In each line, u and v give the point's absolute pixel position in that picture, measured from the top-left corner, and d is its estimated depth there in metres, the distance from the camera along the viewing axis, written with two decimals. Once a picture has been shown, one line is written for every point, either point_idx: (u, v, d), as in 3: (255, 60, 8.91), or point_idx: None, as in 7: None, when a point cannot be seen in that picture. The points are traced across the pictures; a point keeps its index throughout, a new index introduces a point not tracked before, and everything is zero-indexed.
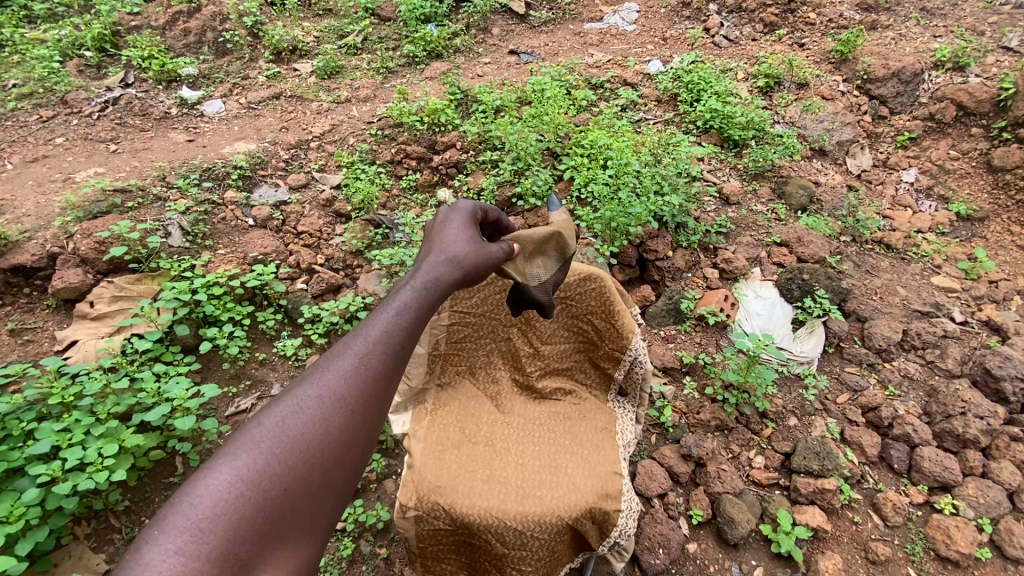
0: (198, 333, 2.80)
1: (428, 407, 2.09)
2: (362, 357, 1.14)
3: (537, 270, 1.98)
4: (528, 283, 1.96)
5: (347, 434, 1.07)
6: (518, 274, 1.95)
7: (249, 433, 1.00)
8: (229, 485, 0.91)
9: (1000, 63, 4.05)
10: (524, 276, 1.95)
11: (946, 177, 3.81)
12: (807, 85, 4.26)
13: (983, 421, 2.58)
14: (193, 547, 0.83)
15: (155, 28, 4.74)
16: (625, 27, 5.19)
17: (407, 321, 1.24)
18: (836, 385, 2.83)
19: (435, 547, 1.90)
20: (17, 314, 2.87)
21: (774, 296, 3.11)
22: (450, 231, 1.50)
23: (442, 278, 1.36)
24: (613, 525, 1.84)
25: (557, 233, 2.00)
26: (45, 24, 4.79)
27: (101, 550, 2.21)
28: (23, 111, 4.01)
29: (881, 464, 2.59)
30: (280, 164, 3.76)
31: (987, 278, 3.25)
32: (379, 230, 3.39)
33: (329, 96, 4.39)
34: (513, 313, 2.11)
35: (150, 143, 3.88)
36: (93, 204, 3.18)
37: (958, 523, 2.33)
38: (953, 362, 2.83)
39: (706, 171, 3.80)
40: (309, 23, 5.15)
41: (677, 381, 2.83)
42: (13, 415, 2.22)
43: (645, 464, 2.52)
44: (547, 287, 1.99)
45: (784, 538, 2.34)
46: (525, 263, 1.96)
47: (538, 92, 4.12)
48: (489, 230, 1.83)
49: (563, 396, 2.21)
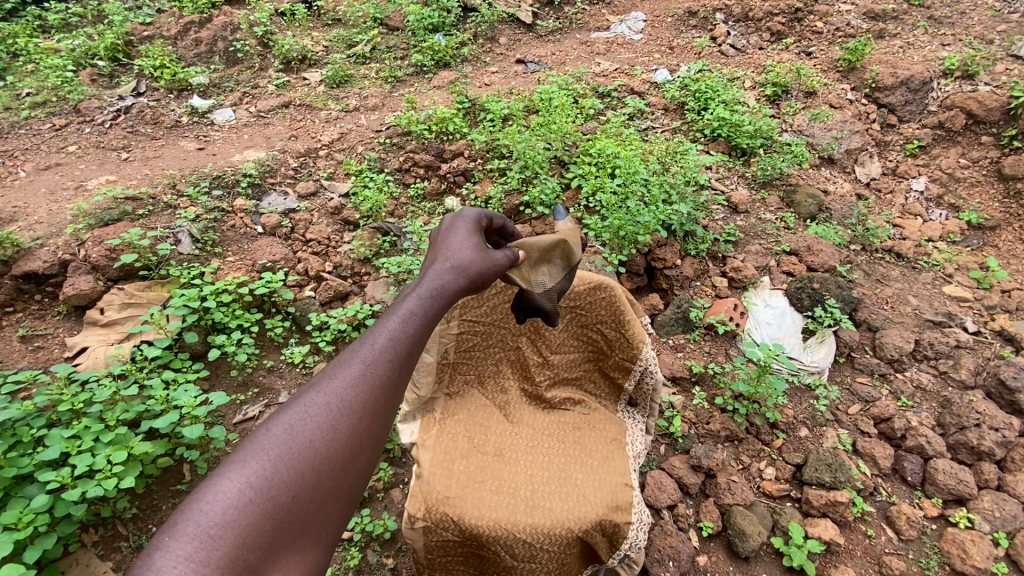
0: (206, 341, 2.81)
1: (436, 416, 2.07)
2: (369, 365, 1.13)
3: (541, 277, 1.97)
4: (532, 289, 1.95)
5: (354, 441, 1.06)
6: (523, 281, 1.94)
7: (257, 440, 0.99)
8: (238, 492, 0.90)
9: (1010, 72, 4.04)
10: (527, 282, 1.95)
11: (956, 185, 3.79)
12: (816, 93, 4.25)
13: (999, 432, 2.53)
14: (202, 554, 0.83)
15: (167, 38, 4.83)
16: (632, 36, 5.21)
17: (414, 328, 1.23)
18: (847, 396, 2.80)
19: (444, 558, 1.88)
20: (29, 320, 2.90)
21: (784, 305, 3.08)
22: (461, 238, 1.50)
23: (447, 283, 1.36)
24: (624, 537, 1.83)
25: (562, 242, 1.99)
26: (58, 34, 4.86)
27: (108, 559, 2.21)
28: (36, 120, 4.07)
29: (894, 477, 2.55)
30: (289, 172, 3.77)
31: (1000, 287, 3.20)
32: (387, 238, 3.39)
33: (338, 105, 4.42)
34: (518, 320, 2.11)
35: (161, 151, 3.92)
36: (105, 212, 3.23)
37: (973, 537, 2.30)
38: (966, 373, 2.78)
39: (714, 179, 3.78)
40: (318, 33, 5.20)
41: (686, 391, 2.81)
42: (23, 422, 2.21)
43: (655, 475, 2.48)
44: (551, 294, 1.98)
45: (796, 551, 2.30)
46: (529, 270, 1.95)
47: (546, 101, 4.13)
48: (493, 237, 1.83)
49: (573, 406, 2.19)
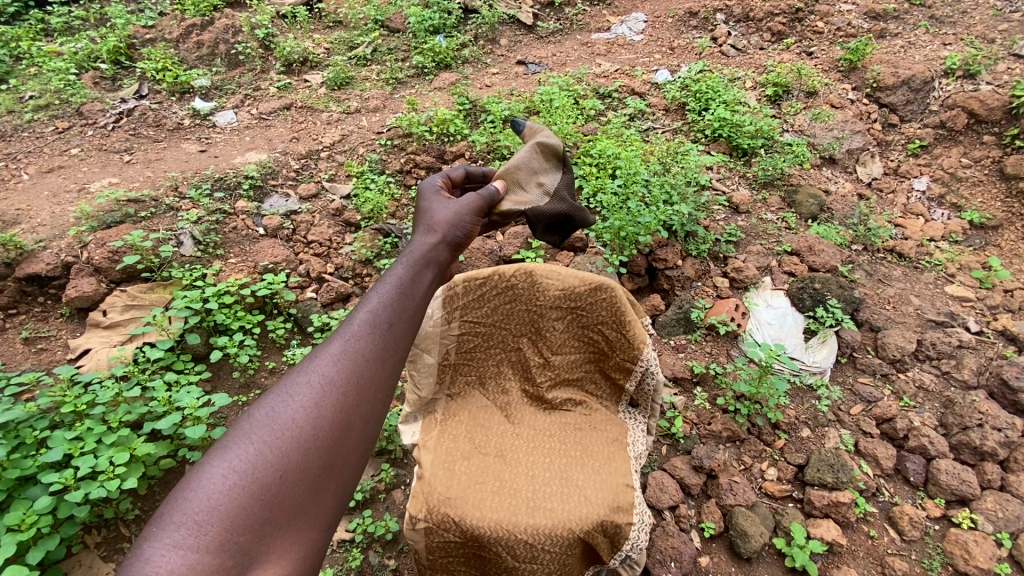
0: (208, 342, 2.82)
1: (437, 417, 2.08)
2: (349, 341, 1.13)
3: (537, 193, 1.98)
4: (536, 206, 1.94)
5: (343, 416, 1.05)
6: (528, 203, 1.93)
7: (240, 426, 1.00)
8: (223, 478, 0.91)
9: (1011, 71, 4.03)
10: (528, 203, 1.92)
11: (958, 185, 3.78)
12: (817, 93, 4.26)
13: (1001, 433, 2.53)
14: (190, 540, 0.84)
15: (169, 41, 4.85)
16: (632, 37, 5.21)
17: (392, 299, 1.23)
18: (849, 396, 2.80)
19: (446, 559, 1.87)
20: (32, 322, 2.92)
21: (786, 305, 3.08)
22: (429, 207, 1.53)
23: (420, 251, 1.38)
24: (625, 538, 1.82)
25: (529, 153, 2.02)
26: (61, 38, 4.88)
27: (112, 560, 2.22)
28: (40, 122, 4.09)
29: (897, 477, 2.54)
30: (291, 174, 3.79)
31: (1002, 287, 3.19)
32: (388, 239, 3.38)
33: (340, 107, 4.43)
34: (555, 244, 2.10)
35: (164, 153, 3.93)
36: (108, 214, 3.24)
37: (977, 538, 2.29)
38: (968, 373, 2.77)
39: (716, 180, 3.78)
40: (319, 35, 5.21)
41: (688, 392, 2.81)
42: (26, 423, 2.23)
43: (656, 476, 2.48)
44: (552, 201, 2.00)
45: (798, 552, 2.30)
46: (521, 191, 1.93)
47: (546, 102, 4.14)
48: (466, 189, 1.92)
49: (574, 407, 2.19)
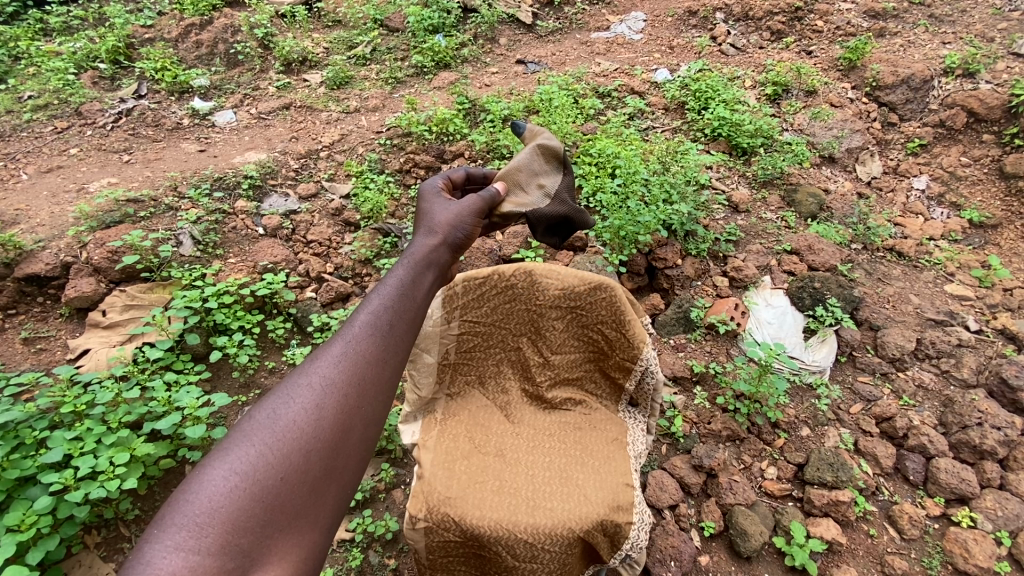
0: (208, 342, 2.82)
1: (437, 417, 2.09)
2: (349, 343, 1.13)
3: (538, 194, 1.98)
4: (536, 207, 1.94)
5: (344, 418, 1.05)
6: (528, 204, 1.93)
7: (242, 428, 1.00)
8: (224, 480, 0.91)
9: (1011, 70, 4.03)
10: (528, 204, 1.92)
11: (958, 183, 3.78)
12: (816, 92, 4.25)
13: (1001, 432, 2.53)
14: (191, 542, 0.84)
15: (168, 40, 4.85)
16: (632, 36, 5.21)
17: (393, 300, 1.23)
18: (849, 395, 2.80)
19: (446, 559, 1.88)
20: (31, 322, 2.92)
21: (785, 305, 3.08)
22: (429, 208, 1.53)
23: (421, 252, 1.38)
24: (625, 538, 1.83)
25: (529, 154, 2.02)
26: (60, 38, 4.88)
27: (112, 560, 2.22)
28: (39, 122, 4.08)
29: (896, 476, 2.55)
30: (290, 174, 3.79)
31: (1002, 285, 3.19)
32: (387, 239, 3.38)
33: (339, 106, 4.42)
34: (555, 245, 2.10)
35: (163, 153, 3.93)
36: (107, 214, 3.24)
37: (976, 536, 2.29)
38: (968, 372, 2.77)
39: (715, 179, 3.78)
40: (318, 34, 5.20)
41: (688, 391, 2.81)
42: (26, 423, 2.23)
43: (656, 475, 2.48)
44: (552, 202, 2.00)
45: (798, 551, 2.30)
46: (521, 192, 1.93)
47: (546, 101, 4.14)
48: (466, 190, 1.92)
49: (574, 406, 2.19)
